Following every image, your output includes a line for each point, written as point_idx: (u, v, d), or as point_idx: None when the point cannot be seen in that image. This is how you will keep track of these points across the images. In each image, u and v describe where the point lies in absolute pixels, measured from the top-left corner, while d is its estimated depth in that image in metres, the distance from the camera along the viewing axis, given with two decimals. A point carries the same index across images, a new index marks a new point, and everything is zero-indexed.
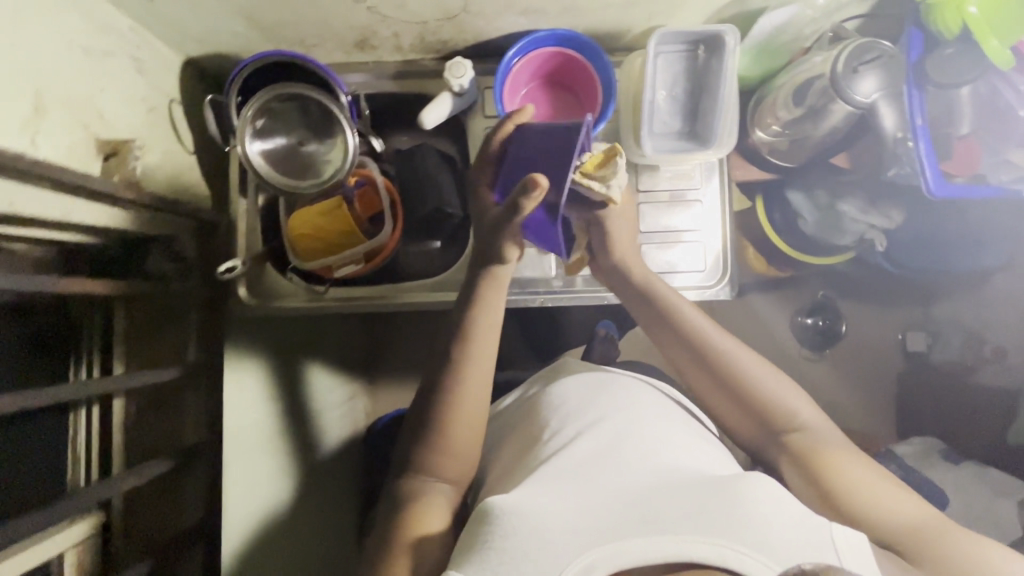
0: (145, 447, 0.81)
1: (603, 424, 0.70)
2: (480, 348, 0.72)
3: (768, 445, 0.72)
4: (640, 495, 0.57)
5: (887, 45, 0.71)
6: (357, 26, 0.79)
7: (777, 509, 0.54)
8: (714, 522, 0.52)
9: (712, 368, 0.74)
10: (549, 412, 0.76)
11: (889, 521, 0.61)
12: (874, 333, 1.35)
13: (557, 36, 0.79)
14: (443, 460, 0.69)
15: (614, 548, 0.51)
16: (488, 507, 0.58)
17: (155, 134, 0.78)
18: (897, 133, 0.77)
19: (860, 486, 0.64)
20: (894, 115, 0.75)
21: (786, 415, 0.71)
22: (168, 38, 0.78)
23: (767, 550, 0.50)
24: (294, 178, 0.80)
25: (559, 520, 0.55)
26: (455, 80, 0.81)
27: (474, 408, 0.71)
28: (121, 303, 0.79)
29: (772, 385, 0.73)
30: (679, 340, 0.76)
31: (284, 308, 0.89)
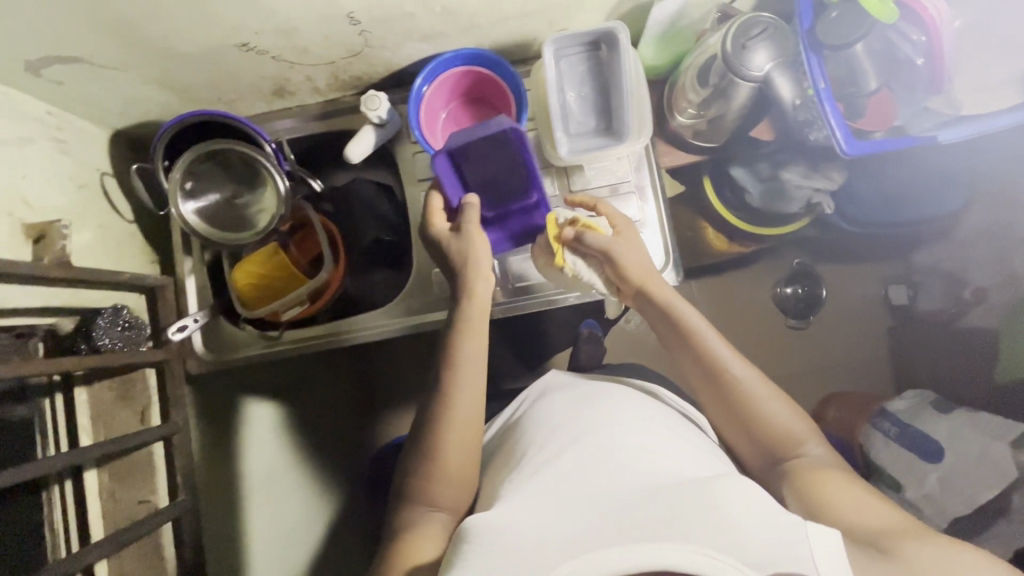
0: (121, 515, 0.82)
1: (589, 439, 0.69)
2: (463, 364, 0.74)
3: (768, 471, 0.73)
4: (623, 501, 0.59)
5: (768, 16, 0.69)
6: (269, 76, 0.81)
7: (750, 513, 0.56)
8: (692, 527, 0.54)
9: (725, 396, 0.74)
10: (533, 427, 0.75)
11: (863, 525, 0.62)
12: (858, 294, 1.34)
13: (462, 56, 0.81)
14: (440, 480, 0.70)
15: (587, 561, 0.51)
16: (468, 527, 0.60)
17: (87, 210, 0.79)
18: (795, 100, 0.76)
19: (850, 498, 0.65)
20: (789, 84, 0.74)
21: (791, 443, 0.72)
22: (90, 116, 0.81)
23: (741, 554, 0.52)
24: (231, 231, 0.82)
25: (538, 535, 0.56)
26: (372, 112, 0.82)
27: (460, 421, 0.72)
28: (80, 379, 0.82)
29: (781, 411, 0.74)
30: (698, 363, 0.76)
31: (240, 359, 0.89)
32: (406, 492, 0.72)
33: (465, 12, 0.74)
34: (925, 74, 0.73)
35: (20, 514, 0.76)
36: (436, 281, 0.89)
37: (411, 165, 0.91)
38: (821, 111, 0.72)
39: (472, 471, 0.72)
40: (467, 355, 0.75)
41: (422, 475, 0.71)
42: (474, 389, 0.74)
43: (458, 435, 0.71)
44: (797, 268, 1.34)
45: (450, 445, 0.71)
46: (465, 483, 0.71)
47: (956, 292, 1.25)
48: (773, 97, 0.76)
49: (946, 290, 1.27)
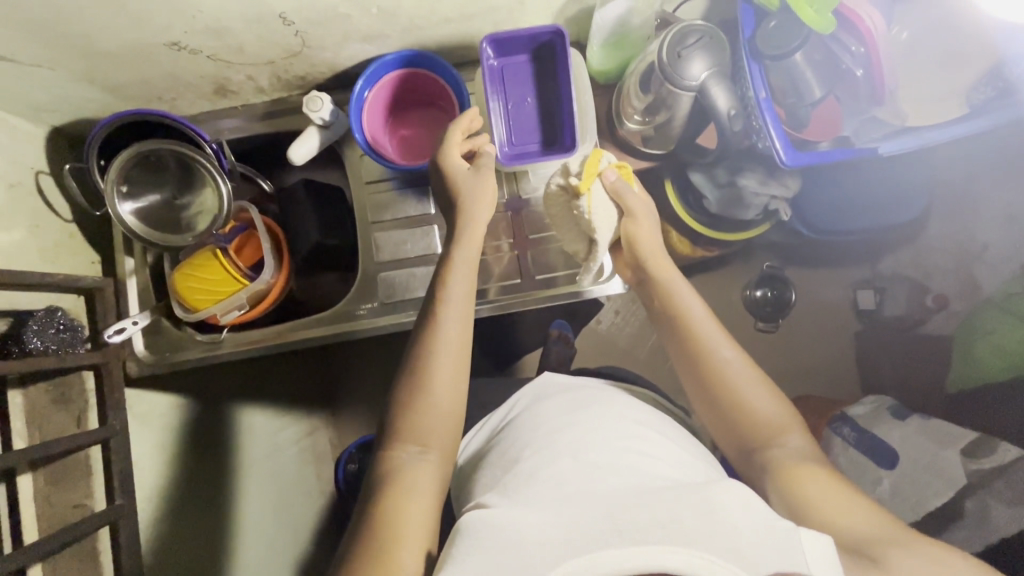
0: (57, 518, 0.80)
1: (582, 437, 0.69)
2: (450, 300, 0.69)
3: (746, 461, 0.70)
4: (624, 500, 0.57)
5: (703, 23, 0.66)
6: (208, 75, 0.80)
7: (748, 518, 0.54)
8: (691, 531, 0.51)
9: (705, 378, 0.73)
10: (525, 428, 0.73)
11: (848, 529, 0.59)
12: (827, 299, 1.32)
13: (403, 57, 0.79)
14: (423, 418, 0.65)
15: (587, 560, 0.50)
16: (466, 522, 0.59)
17: (21, 209, 0.77)
18: (731, 110, 0.69)
19: (838, 497, 0.62)
20: (725, 93, 0.67)
21: (769, 431, 0.69)
22: (24, 113, 0.79)
23: (747, 560, 0.50)
24: (171, 234, 0.81)
25: (536, 534, 0.54)
26: (314, 114, 0.81)
27: (446, 360, 0.67)
28: (12, 382, 0.77)
29: (765, 403, 0.71)
30: (680, 344, 0.75)
31: (179, 362, 0.87)
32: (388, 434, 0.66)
33: (404, 14, 0.72)
34: (865, 86, 0.73)
35: None
36: (382, 285, 0.88)
37: (359, 166, 0.90)
38: (760, 122, 0.71)
39: (457, 411, 0.67)
40: (456, 293, 0.69)
41: (406, 419, 0.65)
42: (459, 326, 0.69)
43: (447, 379, 0.66)
44: (767, 271, 1.31)
45: (437, 383, 0.65)
46: (449, 425, 0.67)
47: (919, 299, 1.26)
48: (708, 107, 0.68)
49: (909, 297, 1.27)
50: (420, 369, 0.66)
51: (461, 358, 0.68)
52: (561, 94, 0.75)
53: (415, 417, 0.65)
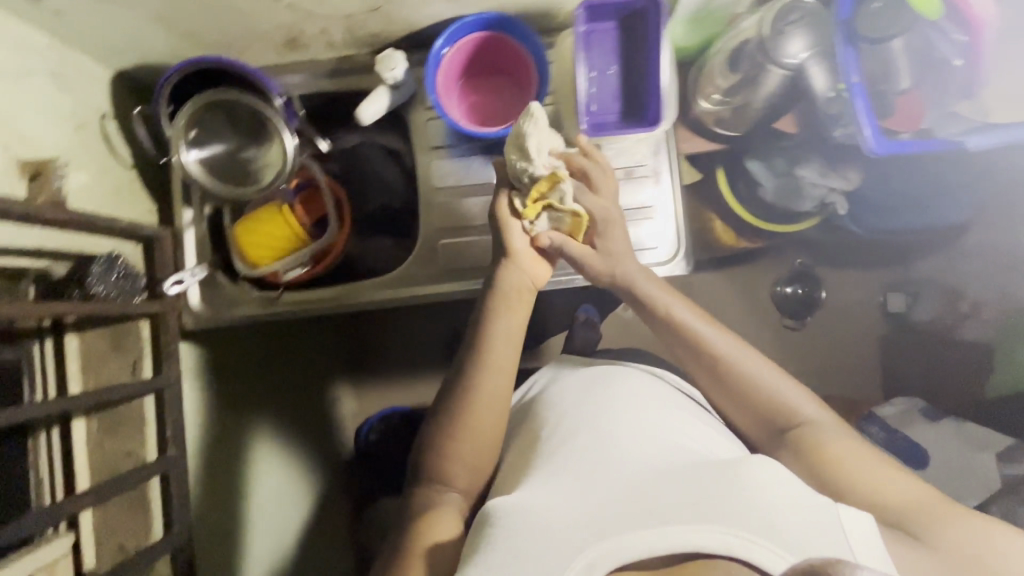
0: (109, 464, 0.81)
1: (605, 417, 0.69)
2: (494, 341, 0.72)
3: (772, 443, 0.72)
4: (648, 480, 0.58)
5: (810, 3, 0.69)
6: (282, 25, 0.78)
7: (774, 495, 0.55)
8: (718, 507, 0.53)
9: (715, 375, 0.72)
10: (548, 410, 0.75)
11: (889, 498, 0.62)
12: (852, 299, 1.28)
13: (484, 19, 0.78)
14: (453, 457, 0.70)
15: (613, 544, 0.51)
16: (492, 510, 0.60)
17: (87, 151, 0.76)
18: (828, 92, 0.74)
19: (865, 466, 0.65)
20: (823, 74, 0.72)
21: (784, 412, 0.71)
22: (93, 53, 0.77)
23: (778, 536, 0.51)
24: (232, 186, 0.80)
25: (560, 516, 0.56)
26: (387, 73, 0.80)
27: (486, 398, 0.70)
28: (71, 327, 0.80)
29: (776, 384, 0.72)
30: (680, 343, 0.74)
31: (236, 317, 0.87)
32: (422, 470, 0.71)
33: None
34: (962, 75, 0.71)
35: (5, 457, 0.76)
36: (441, 253, 0.87)
37: (424, 131, 0.88)
38: (851, 108, 0.71)
39: (490, 453, 0.71)
40: (500, 332, 0.72)
41: (438, 457, 0.70)
42: (504, 374, 0.72)
43: (479, 418, 0.70)
44: (799, 267, 1.27)
45: (471, 427, 0.70)
46: (480, 463, 0.71)
47: (953, 304, 1.24)
48: (806, 87, 0.74)
49: (943, 304, 1.25)
50: (461, 408, 0.70)
51: (503, 404, 0.71)
52: (649, 68, 0.73)
53: (449, 451, 0.70)
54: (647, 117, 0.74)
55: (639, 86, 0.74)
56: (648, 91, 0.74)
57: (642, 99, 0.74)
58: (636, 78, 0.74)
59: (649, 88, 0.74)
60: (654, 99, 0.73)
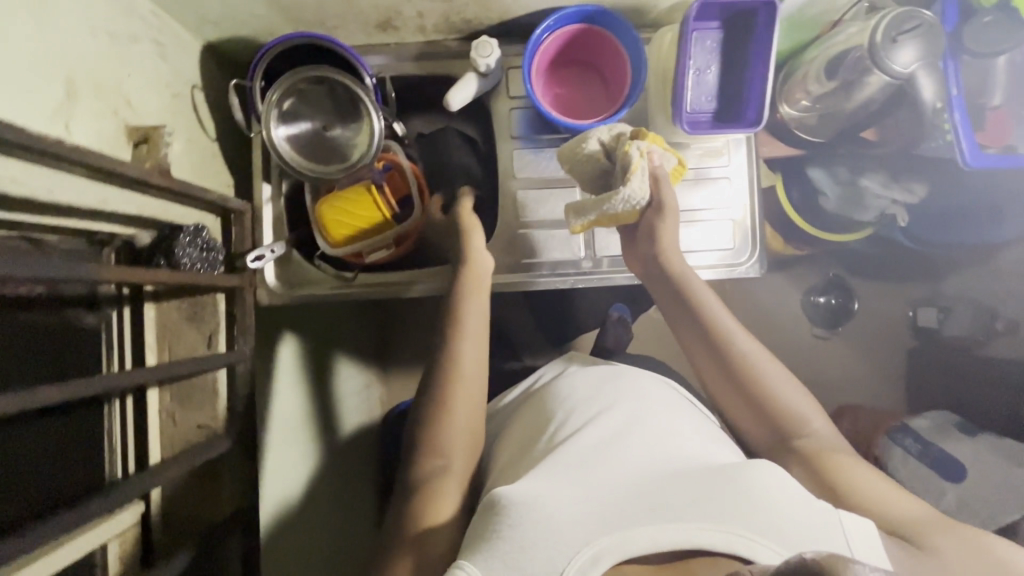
0: (179, 437, 0.81)
1: (611, 412, 0.68)
2: (468, 323, 0.74)
3: (775, 450, 0.70)
4: (653, 479, 0.57)
5: (927, 14, 0.68)
6: (381, 6, 0.78)
7: (785, 495, 0.55)
8: (724, 508, 0.53)
9: (727, 368, 0.73)
10: (555, 403, 0.73)
11: (892, 511, 0.61)
12: (884, 312, 1.31)
13: (583, 12, 0.78)
14: (445, 440, 0.68)
15: (621, 537, 0.52)
16: (497, 499, 0.57)
17: (179, 121, 0.76)
18: (936, 103, 0.74)
19: (868, 478, 0.65)
20: (933, 86, 0.72)
21: (790, 415, 0.70)
22: (190, 22, 0.77)
23: (782, 537, 0.52)
24: (320, 164, 0.79)
25: (569, 509, 0.55)
26: (482, 59, 0.80)
27: (468, 381, 0.71)
28: (149, 295, 0.79)
29: (786, 391, 0.72)
30: (701, 338, 0.74)
31: (308, 295, 0.87)
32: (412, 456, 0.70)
33: None
34: None
35: (82, 424, 0.75)
36: (518, 243, 0.89)
37: (506, 120, 0.89)
38: (948, 121, 0.72)
39: (478, 432, 0.71)
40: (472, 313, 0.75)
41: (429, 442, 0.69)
42: (475, 356, 0.73)
43: (467, 400, 0.70)
44: (833, 278, 1.30)
45: (458, 408, 0.70)
46: (472, 444, 0.70)
47: (986, 321, 1.20)
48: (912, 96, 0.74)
49: (976, 321, 1.22)
50: (443, 391, 0.70)
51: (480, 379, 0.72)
52: (750, 70, 0.74)
53: (438, 434, 0.68)
54: (743, 119, 0.75)
55: (738, 87, 0.75)
56: (748, 92, 0.74)
57: (741, 100, 0.75)
58: (736, 79, 0.75)
59: (748, 90, 0.74)
60: (752, 102, 0.74)
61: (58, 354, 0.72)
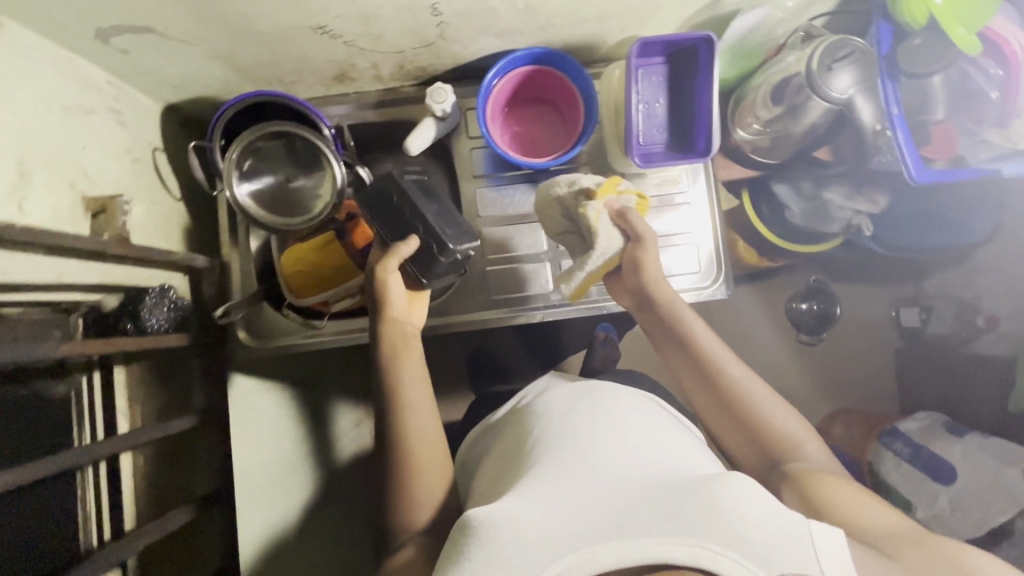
0: (157, 500, 0.79)
1: (582, 430, 0.66)
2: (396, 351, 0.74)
3: (761, 466, 0.71)
4: (618, 498, 0.55)
5: (857, 40, 0.72)
6: (335, 60, 0.80)
7: (752, 513, 0.52)
8: (693, 521, 0.49)
9: (713, 389, 0.74)
10: (533, 421, 0.72)
11: (878, 525, 0.60)
12: (868, 314, 1.29)
13: (531, 54, 0.80)
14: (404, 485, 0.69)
15: (584, 555, 0.47)
16: (469, 519, 0.56)
17: (142, 185, 0.77)
18: (876, 125, 0.83)
19: (856, 493, 0.64)
20: (872, 111, 0.82)
21: (776, 433, 0.71)
22: (149, 89, 0.78)
23: (751, 551, 0.47)
24: (284, 217, 0.80)
25: (539, 530, 0.52)
26: (437, 105, 0.81)
27: (411, 414, 0.72)
28: (120, 359, 0.78)
29: (773, 411, 0.73)
30: (687, 359, 0.76)
31: (282, 347, 0.87)
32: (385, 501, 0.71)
33: (546, 12, 0.73)
34: (996, 108, 0.74)
35: (55, 496, 0.73)
36: (489, 281, 0.90)
37: (468, 160, 0.91)
38: (892, 138, 0.73)
39: (437, 468, 0.71)
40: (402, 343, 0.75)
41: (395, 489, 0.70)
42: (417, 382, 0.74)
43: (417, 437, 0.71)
44: (815, 284, 1.28)
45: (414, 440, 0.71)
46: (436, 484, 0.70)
47: (968, 318, 1.22)
48: (855, 121, 0.83)
49: (957, 317, 1.24)
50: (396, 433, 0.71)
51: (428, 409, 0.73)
52: (696, 102, 0.76)
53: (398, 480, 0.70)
54: (693, 151, 0.77)
55: (685, 120, 0.77)
56: (697, 123, 0.76)
57: (690, 131, 0.77)
58: (682, 113, 0.77)
59: (695, 123, 0.76)
60: (701, 133, 0.76)
61: (24, 428, 0.71)
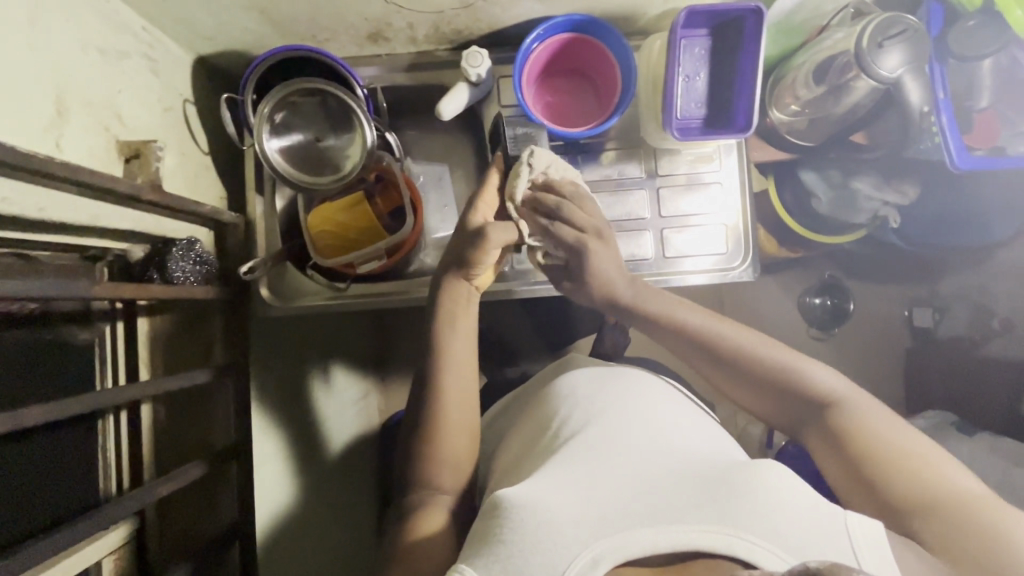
0: (176, 452, 0.80)
1: (611, 413, 0.66)
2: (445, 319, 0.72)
3: (802, 428, 0.68)
4: (649, 483, 0.55)
5: (912, 18, 0.70)
6: (372, 18, 0.78)
7: (790, 500, 0.51)
8: (726, 508, 0.50)
9: (729, 364, 0.69)
10: (557, 402, 0.72)
11: (930, 489, 0.56)
12: (882, 313, 1.29)
13: (572, 21, 0.79)
14: (437, 456, 0.67)
15: (617, 541, 0.49)
16: (499, 500, 0.56)
17: (172, 135, 0.76)
18: (921, 108, 0.79)
19: (901, 456, 0.59)
20: (920, 89, 0.75)
21: (811, 394, 0.66)
22: (182, 38, 0.77)
23: (784, 539, 0.48)
24: (312, 175, 0.79)
25: (574, 512, 0.52)
26: (472, 69, 0.80)
27: (457, 397, 0.69)
28: (143, 309, 0.78)
29: (794, 365, 0.67)
30: (691, 341, 0.71)
31: (304, 308, 0.87)
32: (412, 472, 0.69)
33: None
34: None
35: (75, 441, 0.73)
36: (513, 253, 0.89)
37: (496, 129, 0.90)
38: (937, 123, 0.73)
39: (467, 441, 0.69)
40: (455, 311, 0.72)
41: (421, 456, 0.68)
42: (467, 366, 0.71)
43: (452, 405, 0.69)
44: (829, 280, 1.27)
45: (445, 409, 0.68)
46: (464, 461, 0.69)
47: (983, 320, 1.20)
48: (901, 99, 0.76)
49: (972, 320, 1.21)
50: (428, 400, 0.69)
51: (472, 387, 0.71)
52: (738, 77, 0.74)
53: (428, 452, 0.68)
54: (731, 127, 0.76)
55: (725, 96, 0.76)
56: (738, 99, 0.75)
57: (730, 107, 0.76)
58: (722, 88, 0.76)
59: (736, 99, 0.75)
60: (743, 107, 0.74)
61: (46, 374, 0.71)
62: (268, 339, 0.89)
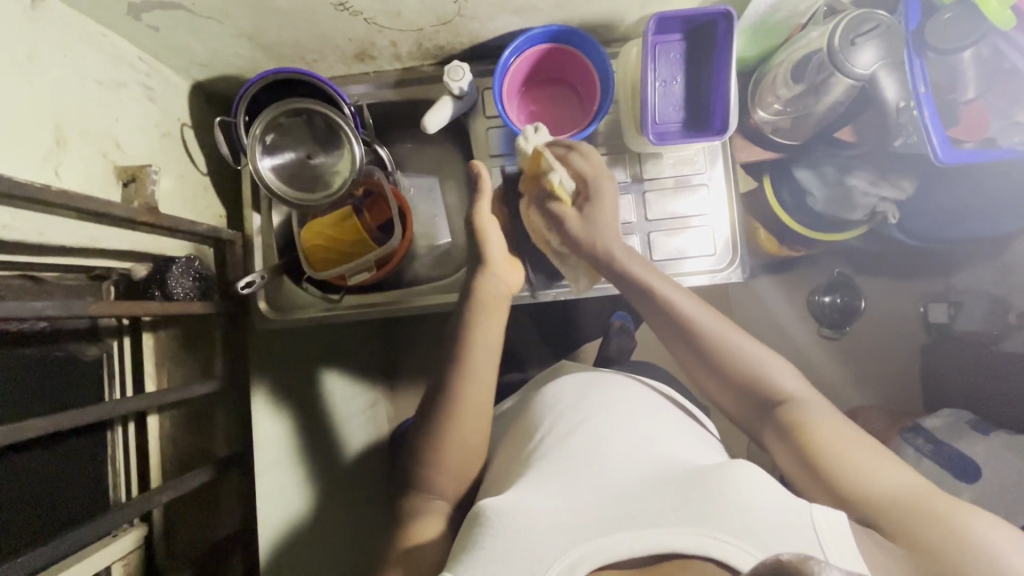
0: (181, 461, 0.83)
1: (595, 421, 0.66)
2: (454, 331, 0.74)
3: (759, 420, 0.67)
4: (630, 490, 0.55)
5: (882, 14, 0.72)
6: (356, 38, 0.81)
7: (764, 499, 0.51)
8: (700, 510, 0.50)
9: (699, 351, 0.69)
10: (544, 411, 0.72)
11: (884, 488, 0.56)
12: (893, 309, 1.26)
13: (548, 32, 0.80)
14: (433, 465, 0.69)
15: (596, 544, 0.49)
16: (482, 509, 0.57)
17: (170, 158, 0.80)
18: (900, 102, 0.79)
19: (855, 453, 0.59)
20: (896, 85, 0.77)
21: (771, 387, 0.66)
22: (177, 66, 0.81)
23: (755, 537, 0.48)
24: (304, 191, 0.82)
25: (552, 518, 0.53)
26: (454, 83, 0.82)
27: (450, 405, 0.70)
28: (147, 325, 0.82)
29: (756, 354, 0.68)
30: (669, 328, 0.70)
31: (302, 319, 0.89)
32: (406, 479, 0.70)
33: None
34: None
35: (86, 450, 0.77)
36: None
37: (484, 139, 0.91)
38: (917, 116, 0.72)
39: (466, 452, 0.70)
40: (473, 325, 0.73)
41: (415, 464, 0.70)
42: (481, 387, 0.72)
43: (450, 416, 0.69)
44: (838, 277, 1.25)
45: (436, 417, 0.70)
46: (459, 470, 0.69)
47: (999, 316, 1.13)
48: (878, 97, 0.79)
49: (989, 315, 1.15)
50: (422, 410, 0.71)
51: (484, 401, 0.71)
52: (714, 80, 0.75)
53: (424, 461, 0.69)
54: (709, 130, 0.76)
55: (702, 99, 0.77)
56: (715, 101, 0.75)
57: (706, 111, 0.76)
58: (699, 92, 0.77)
59: (712, 103, 0.76)
60: (719, 109, 0.75)
61: (56, 388, 0.75)
62: (274, 350, 0.90)
